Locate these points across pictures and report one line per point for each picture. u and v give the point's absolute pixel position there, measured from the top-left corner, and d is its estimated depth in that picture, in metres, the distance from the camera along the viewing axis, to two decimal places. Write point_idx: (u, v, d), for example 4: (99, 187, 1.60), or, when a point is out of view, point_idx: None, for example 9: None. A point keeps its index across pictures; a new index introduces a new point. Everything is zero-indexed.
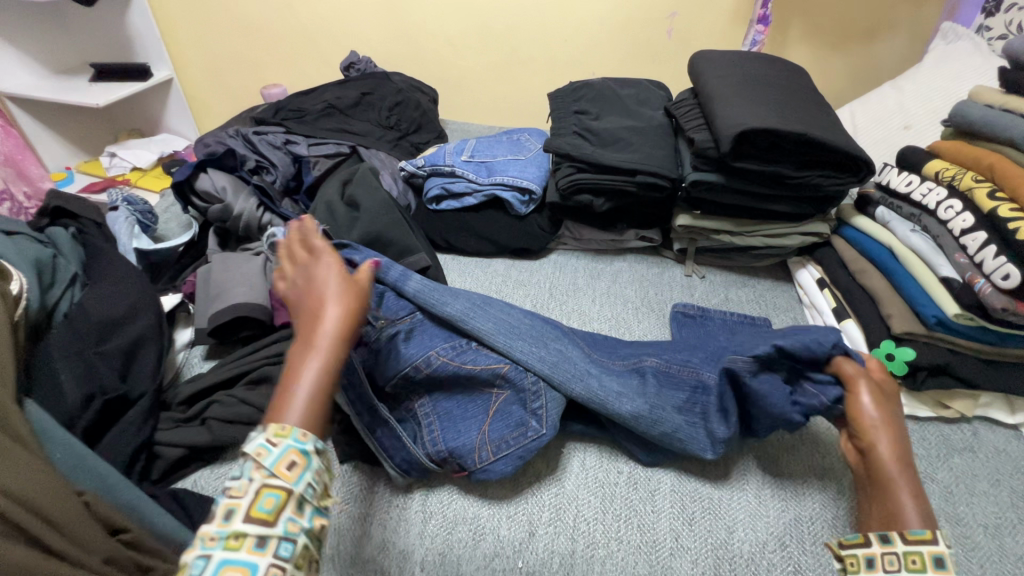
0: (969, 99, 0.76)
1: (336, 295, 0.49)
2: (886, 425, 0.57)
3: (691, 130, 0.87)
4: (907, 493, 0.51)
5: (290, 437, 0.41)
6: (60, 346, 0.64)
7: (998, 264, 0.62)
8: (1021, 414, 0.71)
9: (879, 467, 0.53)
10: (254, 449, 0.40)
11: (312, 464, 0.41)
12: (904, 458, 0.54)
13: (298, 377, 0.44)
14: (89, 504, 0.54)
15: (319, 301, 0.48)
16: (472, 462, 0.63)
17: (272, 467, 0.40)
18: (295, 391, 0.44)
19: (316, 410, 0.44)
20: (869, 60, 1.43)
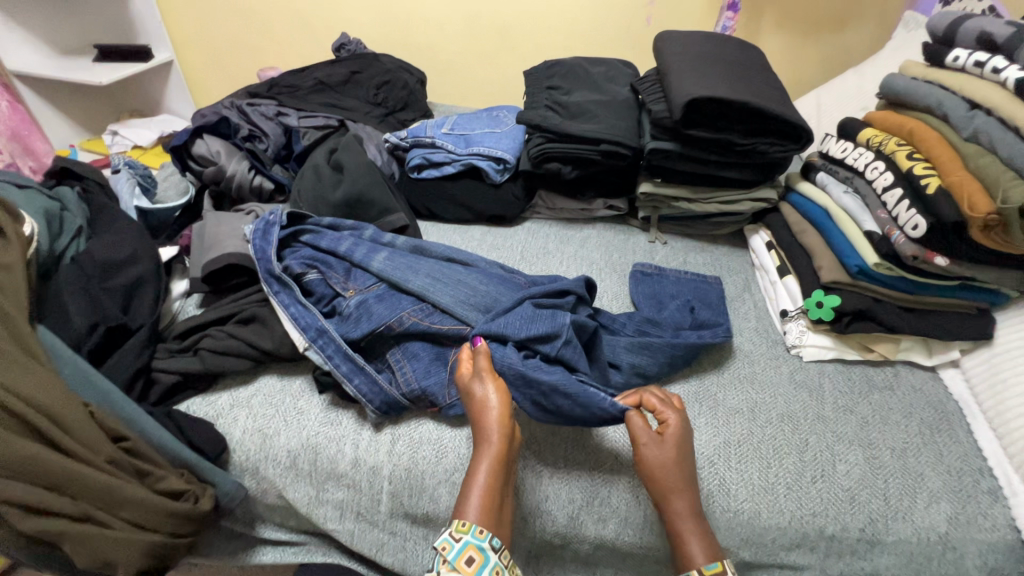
0: (898, 72, 0.83)
1: (498, 411, 0.60)
2: (676, 466, 0.58)
3: (651, 103, 0.94)
4: (698, 536, 0.56)
5: (469, 532, 0.52)
6: (68, 282, 0.71)
7: (910, 216, 0.69)
8: (938, 356, 0.78)
9: (673, 515, 0.57)
10: (442, 542, 0.51)
11: (489, 559, 0.51)
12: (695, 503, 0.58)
13: (473, 480, 0.56)
14: (94, 414, 0.61)
15: (496, 419, 0.59)
16: (442, 397, 0.69)
17: (453, 560, 0.50)
18: (470, 495, 0.55)
19: (485, 507, 0.54)
20: (838, 49, 1.49)
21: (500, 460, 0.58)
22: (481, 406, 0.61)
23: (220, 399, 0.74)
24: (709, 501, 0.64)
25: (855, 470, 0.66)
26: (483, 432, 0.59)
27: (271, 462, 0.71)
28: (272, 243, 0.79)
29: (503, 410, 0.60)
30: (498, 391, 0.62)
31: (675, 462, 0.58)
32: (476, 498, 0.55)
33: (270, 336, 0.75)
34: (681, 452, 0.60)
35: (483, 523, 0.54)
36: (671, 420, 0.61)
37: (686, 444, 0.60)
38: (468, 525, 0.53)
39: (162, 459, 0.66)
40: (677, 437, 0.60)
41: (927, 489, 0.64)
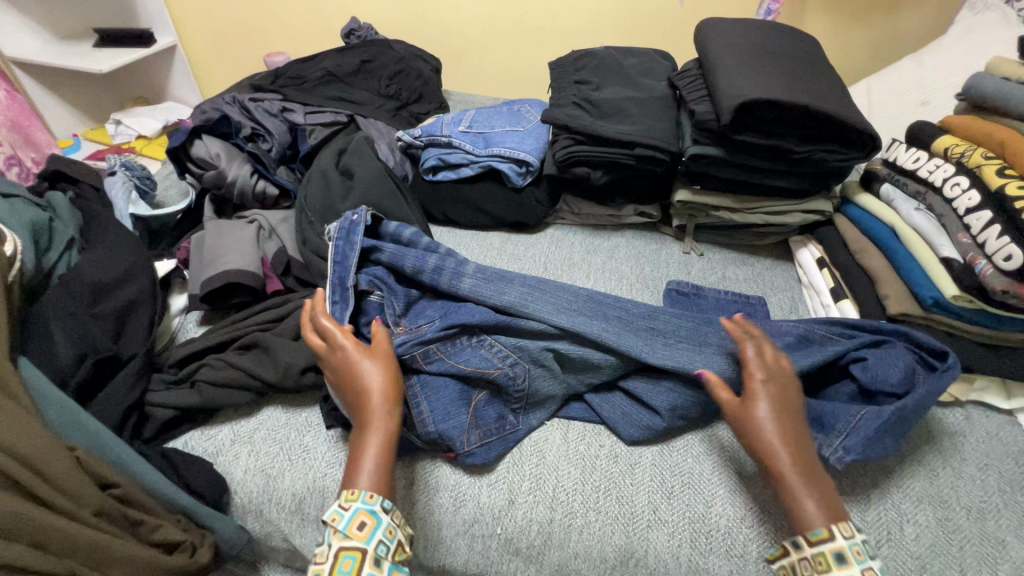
0: (985, 71, 0.73)
1: (382, 380, 0.57)
2: (785, 426, 0.54)
3: (693, 102, 0.84)
4: (815, 494, 0.51)
5: (359, 499, 0.50)
6: (54, 307, 0.66)
7: (1001, 245, 0.60)
8: (1017, 399, 0.69)
9: (782, 469, 0.52)
10: (330, 515, 0.48)
11: (381, 521, 0.49)
12: (802, 456, 0.53)
13: (363, 449, 0.53)
14: (81, 459, 0.56)
15: (383, 392, 0.56)
16: (463, 444, 0.63)
17: (345, 529, 0.48)
18: (361, 457, 0.53)
19: (378, 476, 0.52)
20: (892, 33, 1.35)
21: (388, 432, 0.55)
22: (358, 381, 0.57)
23: (220, 433, 0.68)
24: (757, 566, 0.57)
25: (926, 534, 0.58)
26: (367, 401, 0.56)
27: (275, 505, 0.65)
28: (354, 248, 0.73)
29: (384, 389, 0.57)
30: (379, 361, 0.59)
31: (780, 416, 0.54)
32: (366, 466, 0.52)
33: (273, 367, 0.68)
34: (785, 401, 0.56)
35: (375, 488, 0.51)
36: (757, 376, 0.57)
37: (792, 406, 0.56)
38: (359, 492, 0.50)
39: (157, 506, 0.60)
40: (771, 390, 0.56)
41: (1010, 559, 0.56)
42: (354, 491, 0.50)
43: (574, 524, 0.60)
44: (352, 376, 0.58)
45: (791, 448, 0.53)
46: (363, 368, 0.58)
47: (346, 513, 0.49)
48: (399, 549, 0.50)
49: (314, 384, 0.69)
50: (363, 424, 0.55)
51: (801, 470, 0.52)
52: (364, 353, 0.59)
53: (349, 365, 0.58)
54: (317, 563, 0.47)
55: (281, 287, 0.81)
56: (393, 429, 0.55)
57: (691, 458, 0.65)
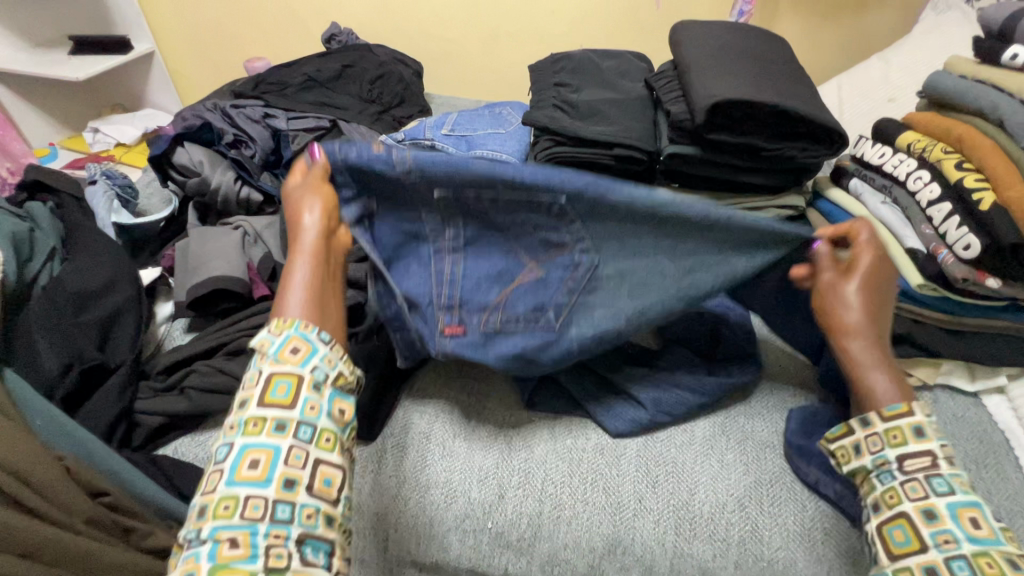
0: (944, 70, 0.77)
1: (309, 198, 0.59)
2: (862, 315, 0.57)
3: (668, 102, 0.86)
4: (886, 373, 0.55)
5: (290, 326, 0.50)
6: (39, 318, 0.66)
7: (960, 235, 0.64)
8: (980, 381, 0.72)
9: (856, 359, 0.56)
10: (245, 393, 0.47)
11: (318, 350, 0.50)
12: (880, 335, 0.57)
13: (290, 279, 0.54)
14: (70, 468, 0.56)
15: (308, 208, 0.58)
16: (475, 326, 0.63)
17: (269, 392, 0.47)
18: (288, 290, 0.53)
19: (307, 302, 0.52)
20: (859, 34, 1.40)
21: (313, 253, 0.56)
22: (292, 219, 0.59)
23: (210, 439, 0.69)
24: (740, 549, 0.60)
25: None
26: (294, 230, 0.58)
27: None
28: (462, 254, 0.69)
29: (306, 242, 0.56)
30: (306, 189, 0.59)
31: (868, 304, 0.57)
32: (293, 291, 0.53)
33: None
34: (876, 299, 0.57)
35: (307, 316, 0.51)
36: (866, 258, 0.59)
37: (885, 290, 0.59)
38: (290, 321, 0.50)
39: (148, 513, 0.60)
40: (869, 274, 0.58)
41: None
42: (283, 318, 0.50)
43: (564, 516, 0.62)
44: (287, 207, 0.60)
45: (870, 319, 0.56)
46: (299, 200, 0.59)
47: (231, 452, 0.44)
48: (341, 377, 0.50)
49: None
50: (292, 257, 0.56)
51: (884, 366, 0.55)
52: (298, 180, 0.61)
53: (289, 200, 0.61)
54: (218, 469, 0.44)
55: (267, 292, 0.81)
56: (320, 246, 0.57)
57: (680, 448, 0.67)
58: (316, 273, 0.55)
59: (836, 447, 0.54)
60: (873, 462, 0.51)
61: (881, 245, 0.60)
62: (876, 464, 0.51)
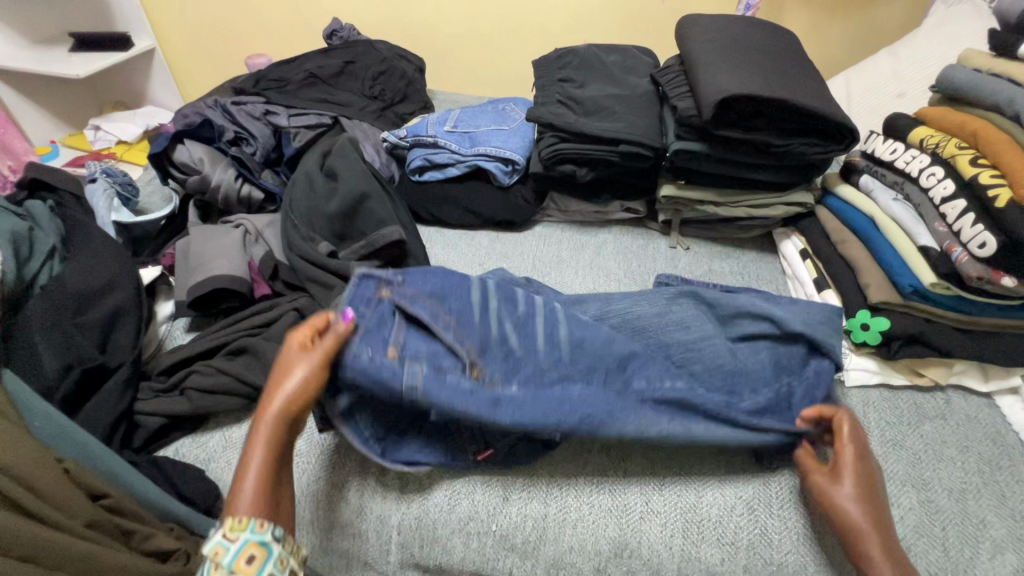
0: (958, 63, 0.75)
1: (294, 384, 0.53)
2: (873, 533, 0.50)
3: (675, 98, 0.85)
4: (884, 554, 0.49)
5: (245, 529, 0.46)
6: (37, 318, 0.65)
7: (976, 232, 0.62)
8: (994, 382, 0.71)
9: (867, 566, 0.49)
10: (212, 549, 0.44)
11: (273, 551, 0.46)
12: (889, 546, 0.50)
13: (248, 464, 0.50)
14: (69, 471, 0.55)
15: (286, 396, 0.52)
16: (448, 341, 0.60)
17: (229, 564, 0.44)
18: (242, 483, 0.49)
19: (261, 500, 0.48)
20: (868, 27, 1.37)
21: (277, 435, 0.51)
22: (273, 388, 0.53)
23: (211, 440, 0.68)
24: (749, 553, 0.58)
25: (910, 515, 0.59)
26: (263, 403, 0.52)
27: None
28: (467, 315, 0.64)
29: (301, 400, 0.53)
30: (304, 365, 0.54)
31: (869, 505, 0.52)
32: (249, 484, 0.49)
33: (264, 371, 0.68)
34: (870, 490, 0.54)
35: (262, 515, 0.48)
36: (848, 455, 0.55)
37: (880, 499, 0.54)
38: (246, 522, 0.46)
39: (149, 516, 0.59)
40: (859, 473, 0.54)
41: (991, 537, 0.58)
42: (238, 516, 0.46)
43: (570, 517, 0.61)
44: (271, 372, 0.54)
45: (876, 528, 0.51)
46: (293, 371, 0.53)
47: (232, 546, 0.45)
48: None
49: None
50: (253, 431, 0.51)
51: (889, 558, 0.49)
52: (294, 355, 0.55)
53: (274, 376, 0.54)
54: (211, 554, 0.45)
55: (269, 291, 0.81)
56: (281, 435, 0.52)
57: (687, 450, 0.66)
58: (274, 450, 0.51)
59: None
60: None
61: (862, 444, 0.57)
62: None
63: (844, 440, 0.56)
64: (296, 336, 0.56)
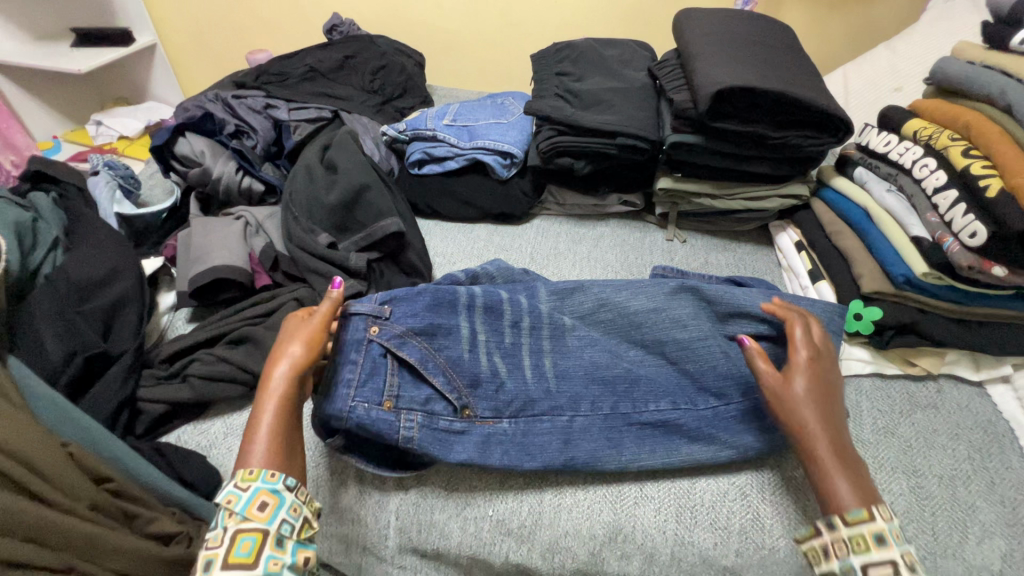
0: (952, 56, 0.76)
1: (299, 342, 0.56)
2: (816, 415, 0.54)
3: (672, 91, 0.85)
4: (851, 472, 0.51)
5: (257, 479, 0.47)
6: (42, 305, 0.66)
7: (966, 223, 0.63)
8: (985, 371, 0.72)
9: (825, 468, 0.51)
10: (226, 496, 0.46)
11: (285, 499, 0.48)
12: (844, 448, 0.52)
13: (257, 421, 0.51)
14: (72, 454, 0.56)
15: (294, 356, 0.55)
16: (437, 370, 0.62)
17: (242, 511, 0.46)
18: (251, 440, 0.50)
19: (274, 451, 0.50)
20: (866, 22, 1.38)
21: (287, 397, 0.53)
22: (276, 351, 0.56)
23: (213, 427, 0.69)
24: (741, 537, 0.59)
25: (900, 501, 0.60)
26: (268, 366, 0.55)
27: None
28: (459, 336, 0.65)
29: (303, 360, 0.55)
30: (303, 329, 0.58)
31: (821, 402, 0.55)
32: (259, 436, 0.50)
33: (264, 360, 0.69)
34: (826, 395, 0.56)
35: (274, 466, 0.49)
36: (802, 356, 0.59)
37: (832, 387, 0.57)
38: (258, 472, 0.48)
39: (151, 500, 0.60)
40: (811, 369, 0.58)
41: (979, 522, 0.59)
42: (249, 468, 0.48)
43: (565, 501, 0.62)
44: (276, 338, 0.58)
45: (834, 432, 0.53)
46: (293, 339, 0.56)
47: (245, 494, 0.47)
48: (305, 527, 0.48)
49: None
50: (261, 396, 0.53)
51: (845, 462, 0.51)
52: (295, 322, 0.59)
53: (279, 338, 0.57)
54: (211, 547, 0.45)
55: (270, 282, 0.82)
56: (292, 394, 0.54)
57: None
58: (285, 411, 0.53)
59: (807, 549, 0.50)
60: (841, 568, 0.46)
61: (817, 346, 0.61)
62: (844, 570, 0.46)
63: (797, 345, 0.60)
64: (297, 308, 0.61)
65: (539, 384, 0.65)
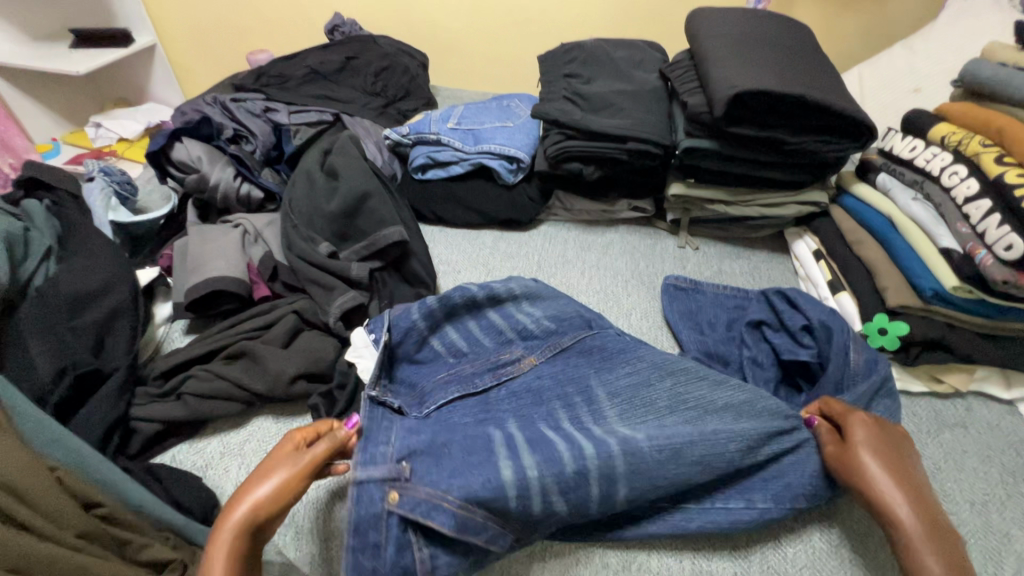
0: (981, 57, 0.73)
1: (278, 478, 0.50)
2: (897, 493, 0.49)
3: (685, 94, 0.82)
4: (940, 557, 0.45)
5: None
6: (31, 322, 0.64)
7: (1001, 234, 0.60)
8: (1016, 389, 0.68)
9: (910, 546, 0.46)
10: None
11: None
12: (932, 530, 0.47)
13: None
14: (62, 480, 0.53)
15: (262, 500, 0.49)
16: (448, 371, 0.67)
17: None
18: None
19: None
20: (881, 21, 1.34)
21: (237, 554, 0.46)
22: (246, 490, 0.50)
23: (209, 446, 0.67)
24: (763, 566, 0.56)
25: None
26: (231, 506, 0.48)
27: None
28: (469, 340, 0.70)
29: (270, 508, 0.49)
30: (290, 462, 0.52)
31: (894, 474, 0.50)
32: None
33: (262, 376, 0.67)
34: (897, 465, 0.51)
35: None
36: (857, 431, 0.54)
37: (908, 471, 0.51)
38: None
39: None
40: (876, 445, 0.53)
41: (1016, 553, 0.55)
42: None
43: None
44: (257, 467, 0.52)
45: (916, 508, 0.48)
46: (272, 477, 0.50)
47: None
48: None
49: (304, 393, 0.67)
50: (213, 540, 0.46)
51: (941, 555, 0.45)
52: (283, 453, 0.53)
53: (258, 470, 0.51)
54: None
55: (269, 293, 0.79)
56: (243, 549, 0.47)
57: None
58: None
59: None
60: None
61: (868, 419, 0.57)
62: None
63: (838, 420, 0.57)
64: (291, 432, 0.55)
65: (597, 477, 0.53)
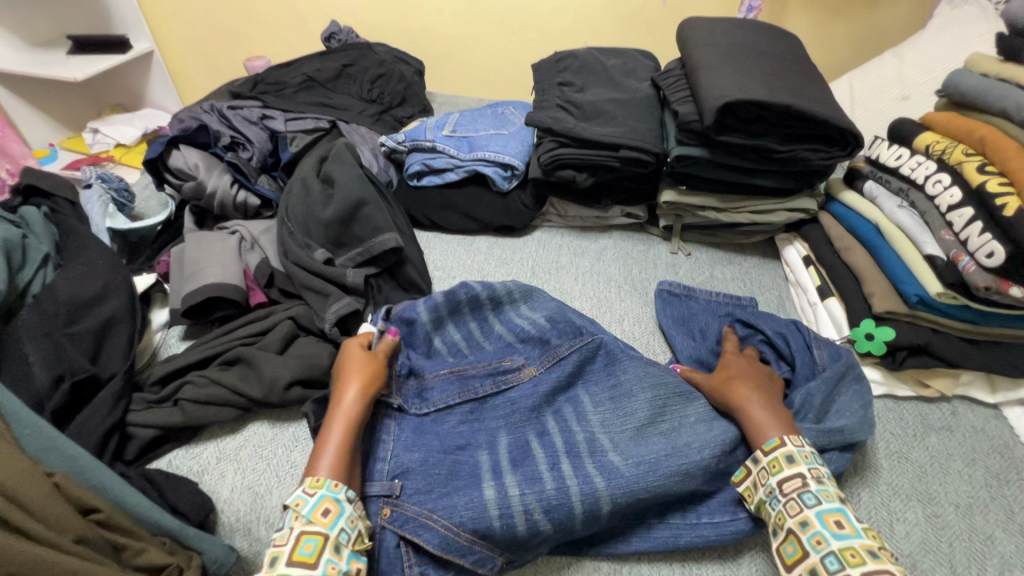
0: (965, 68, 0.74)
1: (365, 368, 0.61)
2: (743, 382, 0.63)
3: (676, 103, 0.83)
4: (774, 424, 0.58)
5: (322, 487, 0.51)
6: (27, 328, 0.65)
7: (983, 242, 0.61)
8: (1001, 393, 0.70)
9: (745, 416, 0.60)
10: (295, 499, 0.49)
11: (344, 509, 0.50)
12: (767, 403, 0.60)
13: (324, 439, 0.55)
14: (59, 485, 0.53)
15: (358, 380, 0.60)
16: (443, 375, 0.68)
17: (308, 514, 0.48)
18: (320, 454, 0.54)
19: (339, 464, 0.53)
20: (871, 29, 1.36)
21: (353, 417, 0.57)
22: (343, 376, 0.61)
23: (205, 452, 0.68)
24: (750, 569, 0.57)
25: (916, 531, 0.58)
26: (336, 389, 0.59)
27: (264, 524, 0.63)
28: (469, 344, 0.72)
29: (360, 397, 0.58)
30: (368, 360, 0.62)
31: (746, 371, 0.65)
32: (325, 453, 0.54)
33: (258, 382, 0.67)
34: (753, 369, 0.66)
35: (337, 477, 0.52)
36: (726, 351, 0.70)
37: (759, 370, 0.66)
38: (323, 481, 0.51)
39: None
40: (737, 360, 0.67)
41: (999, 554, 0.56)
42: (316, 476, 0.51)
43: None
44: (341, 366, 0.63)
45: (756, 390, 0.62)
46: (355, 373, 0.60)
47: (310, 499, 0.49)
48: (360, 539, 0.50)
49: (299, 399, 0.68)
50: (330, 416, 0.57)
51: (772, 416, 0.59)
52: (361, 351, 0.64)
53: (344, 365, 0.62)
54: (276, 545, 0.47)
55: (265, 299, 0.80)
56: (359, 416, 0.57)
57: None
58: (346, 431, 0.56)
59: (741, 489, 0.57)
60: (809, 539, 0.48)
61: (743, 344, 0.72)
62: (765, 493, 0.54)
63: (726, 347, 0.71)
64: (360, 338, 0.66)
65: (580, 484, 0.54)
